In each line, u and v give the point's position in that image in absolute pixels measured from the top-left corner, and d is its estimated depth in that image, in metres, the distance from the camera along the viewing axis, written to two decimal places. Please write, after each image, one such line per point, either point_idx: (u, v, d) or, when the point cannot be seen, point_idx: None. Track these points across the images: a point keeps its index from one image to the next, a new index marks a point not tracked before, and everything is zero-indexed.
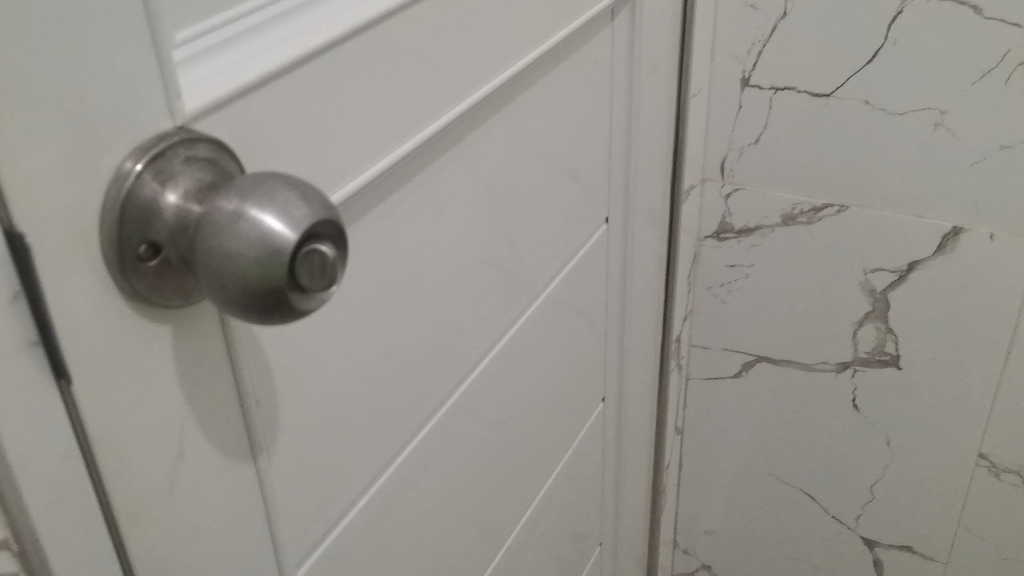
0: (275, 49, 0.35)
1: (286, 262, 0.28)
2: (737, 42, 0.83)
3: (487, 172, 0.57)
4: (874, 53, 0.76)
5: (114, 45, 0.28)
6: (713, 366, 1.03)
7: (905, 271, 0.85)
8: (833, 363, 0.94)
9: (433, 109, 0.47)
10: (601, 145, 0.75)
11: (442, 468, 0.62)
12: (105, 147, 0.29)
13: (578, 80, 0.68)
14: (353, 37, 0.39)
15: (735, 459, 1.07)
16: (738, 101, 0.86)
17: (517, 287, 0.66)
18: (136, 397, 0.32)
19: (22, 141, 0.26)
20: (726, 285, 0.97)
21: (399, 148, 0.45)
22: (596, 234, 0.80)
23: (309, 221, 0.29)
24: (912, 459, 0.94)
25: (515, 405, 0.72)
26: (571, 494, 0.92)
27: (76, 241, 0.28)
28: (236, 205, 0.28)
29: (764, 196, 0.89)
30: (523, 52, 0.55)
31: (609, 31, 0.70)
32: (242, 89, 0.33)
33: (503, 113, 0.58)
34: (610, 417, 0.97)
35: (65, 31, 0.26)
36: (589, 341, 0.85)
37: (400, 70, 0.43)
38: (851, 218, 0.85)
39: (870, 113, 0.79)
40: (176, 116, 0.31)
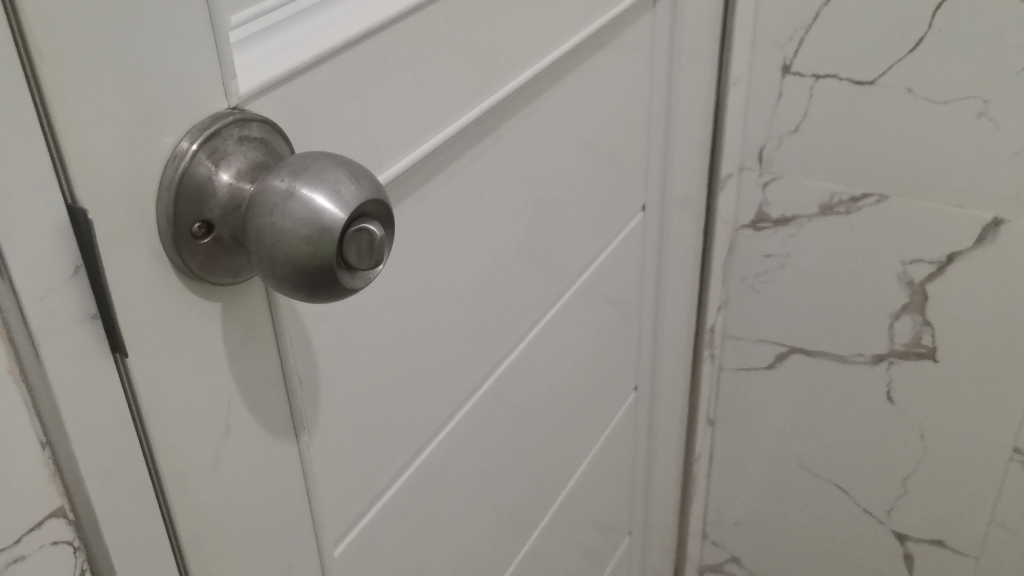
0: (325, 31, 0.35)
1: (335, 240, 0.28)
2: (779, 29, 0.82)
3: (526, 158, 0.58)
4: (918, 41, 0.75)
5: (172, 20, 0.28)
6: (745, 356, 1.03)
7: (944, 263, 0.84)
8: (868, 355, 0.93)
9: (477, 93, 0.47)
10: (639, 132, 0.75)
11: (476, 451, 0.63)
12: (163, 125, 0.29)
13: (618, 67, 0.67)
14: (401, 20, 0.39)
15: (766, 451, 1.07)
16: (778, 89, 0.85)
17: (553, 273, 0.66)
18: (187, 372, 0.32)
19: (85, 113, 0.26)
20: (762, 274, 0.96)
21: (443, 131, 0.45)
22: (632, 222, 0.80)
23: (359, 201, 0.29)
24: (946, 453, 0.93)
25: (548, 393, 0.72)
26: (601, 480, 0.92)
27: (135, 218, 0.29)
28: (288, 184, 0.29)
29: (802, 185, 0.88)
30: (565, 38, 0.55)
31: (651, 17, 0.70)
32: (294, 72, 0.33)
33: (544, 98, 0.58)
34: (642, 406, 0.97)
35: (127, 6, 0.27)
36: (622, 330, 0.85)
37: (445, 52, 0.43)
38: (890, 208, 0.84)
39: (912, 102, 0.78)
40: (230, 97, 0.31)
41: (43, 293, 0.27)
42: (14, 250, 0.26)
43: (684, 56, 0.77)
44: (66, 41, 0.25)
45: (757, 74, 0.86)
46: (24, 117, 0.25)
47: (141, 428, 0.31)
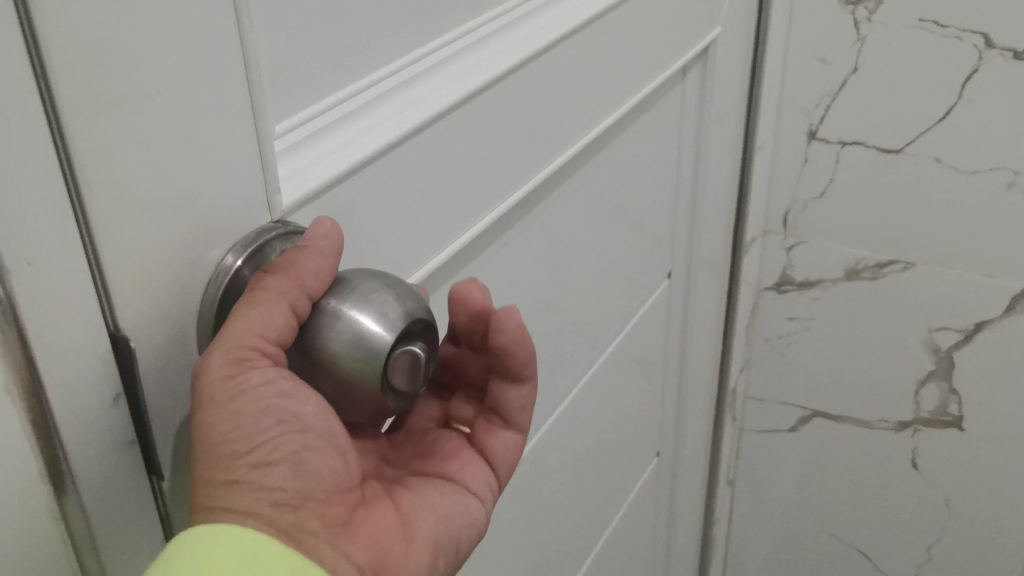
0: (367, 136, 0.35)
1: (382, 364, 0.28)
2: (806, 95, 0.81)
3: (555, 236, 0.57)
4: (947, 111, 0.75)
5: (222, 142, 0.28)
6: (767, 419, 1.01)
7: (971, 332, 0.83)
8: (893, 422, 0.92)
9: (510, 181, 0.46)
10: (665, 199, 0.74)
11: (499, 530, 0.62)
12: (210, 244, 0.29)
13: (646, 139, 0.67)
14: (439, 119, 0.38)
15: (787, 514, 1.05)
16: (803, 155, 0.84)
17: (579, 348, 0.66)
18: None
19: (134, 241, 0.26)
20: (785, 337, 0.95)
21: (475, 225, 0.44)
22: (657, 290, 0.79)
23: (405, 323, 0.28)
24: (972, 522, 0.92)
25: (573, 466, 0.71)
26: (624, 547, 0.91)
27: (174, 336, 0.29)
28: (337, 306, 0.29)
29: (828, 251, 0.88)
30: (596, 119, 0.54)
31: (680, 88, 0.70)
32: (334, 180, 0.33)
33: (574, 177, 0.57)
34: (663, 470, 0.96)
35: (179, 132, 0.27)
36: (646, 396, 0.84)
37: (480, 146, 0.42)
38: (917, 276, 0.83)
39: (940, 171, 0.78)
40: (275, 211, 0.31)
41: (84, 418, 0.27)
42: (55, 374, 0.26)
43: (711, 123, 0.76)
44: (115, 173, 0.25)
45: (783, 140, 0.85)
46: (65, 244, 0.25)
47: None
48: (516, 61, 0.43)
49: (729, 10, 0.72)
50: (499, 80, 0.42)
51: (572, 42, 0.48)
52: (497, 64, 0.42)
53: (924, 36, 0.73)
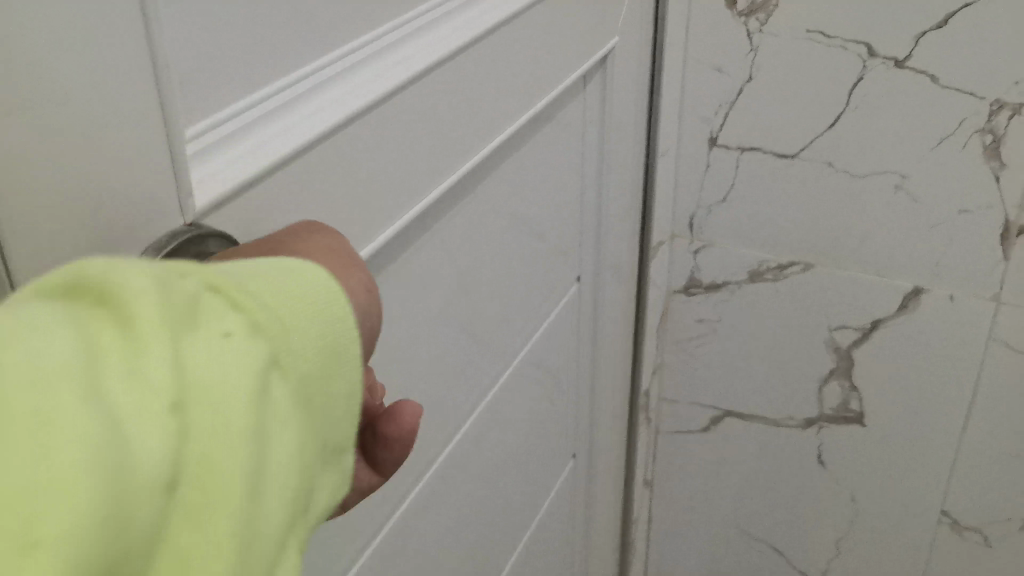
0: (280, 138, 0.36)
1: None
2: (705, 103, 0.84)
3: (464, 243, 0.58)
4: (836, 117, 0.78)
5: (131, 142, 0.29)
6: (679, 419, 1.04)
7: (869, 329, 0.86)
8: (799, 419, 0.95)
9: (420, 191, 0.48)
10: (571, 205, 0.76)
11: (417, 536, 0.63)
12: (114, 245, 0.30)
13: (550, 145, 0.68)
14: (348, 124, 0.40)
15: (703, 513, 1.08)
16: (705, 161, 0.87)
17: (492, 353, 0.67)
18: None
19: (31, 239, 0.28)
20: (694, 339, 0.97)
21: (389, 228, 0.46)
22: (566, 294, 0.81)
23: None
24: (877, 513, 0.95)
25: (490, 469, 0.72)
26: (543, 551, 0.92)
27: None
28: None
29: (732, 253, 0.90)
30: (502, 127, 0.56)
31: (582, 96, 0.72)
32: (249, 181, 0.34)
33: (481, 185, 0.59)
34: (580, 474, 0.98)
35: (81, 129, 0.28)
36: (560, 400, 0.86)
37: (385, 153, 0.43)
38: (816, 276, 0.87)
39: (833, 175, 0.81)
40: (187, 213, 0.32)
41: None
42: None
43: (613, 130, 0.78)
44: (17, 166, 0.26)
45: (684, 147, 0.88)
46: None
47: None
48: (421, 70, 0.44)
49: (626, 20, 0.74)
50: (406, 86, 0.44)
51: (475, 52, 0.50)
52: (405, 69, 0.43)
53: (814, 46, 0.76)
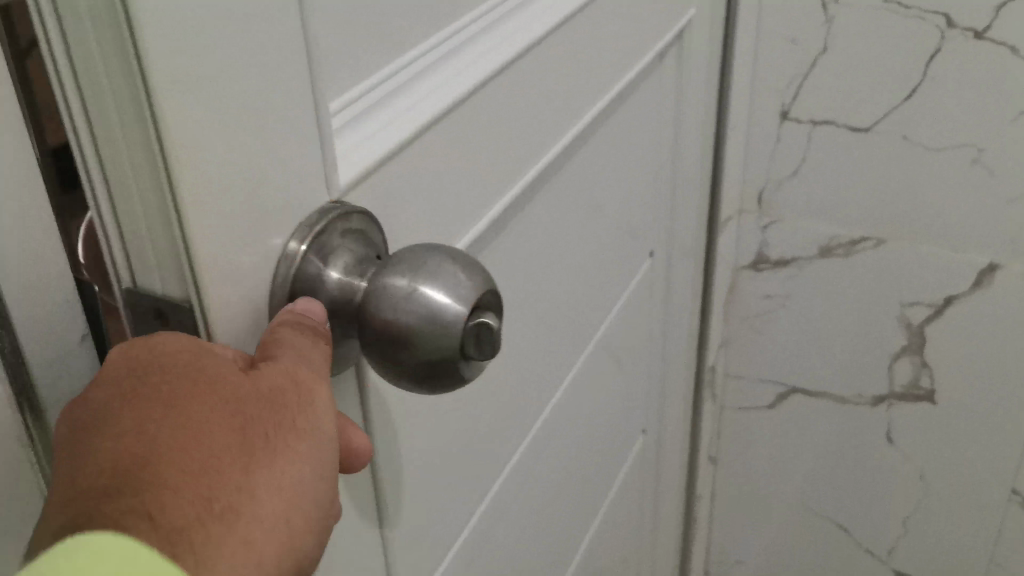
0: (410, 113, 0.37)
1: (454, 334, 0.30)
2: (778, 77, 0.83)
3: (563, 214, 0.58)
4: (913, 89, 0.77)
5: (288, 122, 0.30)
6: (745, 396, 1.03)
7: (941, 306, 0.85)
8: (867, 397, 0.94)
9: (522, 167, 0.49)
10: (651, 179, 0.76)
11: (519, 505, 0.63)
12: (277, 226, 0.31)
13: (633, 119, 0.68)
14: (467, 99, 0.41)
15: (769, 490, 1.07)
16: (777, 135, 0.86)
17: (580, 327, 0.67)
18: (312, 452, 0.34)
19: (213, 222, 0.28)
20: (761, 315, 0.97)
21: (495, 206, 0.47)
22: (642, 268, 0.80)
23: (474, 291, 0.31)
24: (945, 493, 0.94)
25: (576, 441, 0.73)
26: (618, 526, 0.92)
27: (249, 313, 0.31)
28: (409, 282, 0.31)
29: (802, 229, 0.89)
30: (589, 103, 0.57)
31: (660, 71, 0.71)
32: (383, 157, 0.36)
33: (578, 157, 0.59)
34: (650, 450, 0.98)
35: (249, 107, 0.28)
36: (634, 375, 0.86)
37: (493, 131, 0.44)
38: (887, 252, 0.85)
39: (907, 148, 0.80)
40: (333, 190, 0.33)
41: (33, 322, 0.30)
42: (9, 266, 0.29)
43: (686, 103, 0.78)
44: (200, 148, 0.27)
45: (754, 121, 0.87)
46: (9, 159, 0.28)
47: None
48: (524, 46, 0.45)
49: None
50: (514, 64, 0.45)
51: (567, 30, 0.50)
52: (514, 46, 0.44)
53: (890, 16, 0.75)
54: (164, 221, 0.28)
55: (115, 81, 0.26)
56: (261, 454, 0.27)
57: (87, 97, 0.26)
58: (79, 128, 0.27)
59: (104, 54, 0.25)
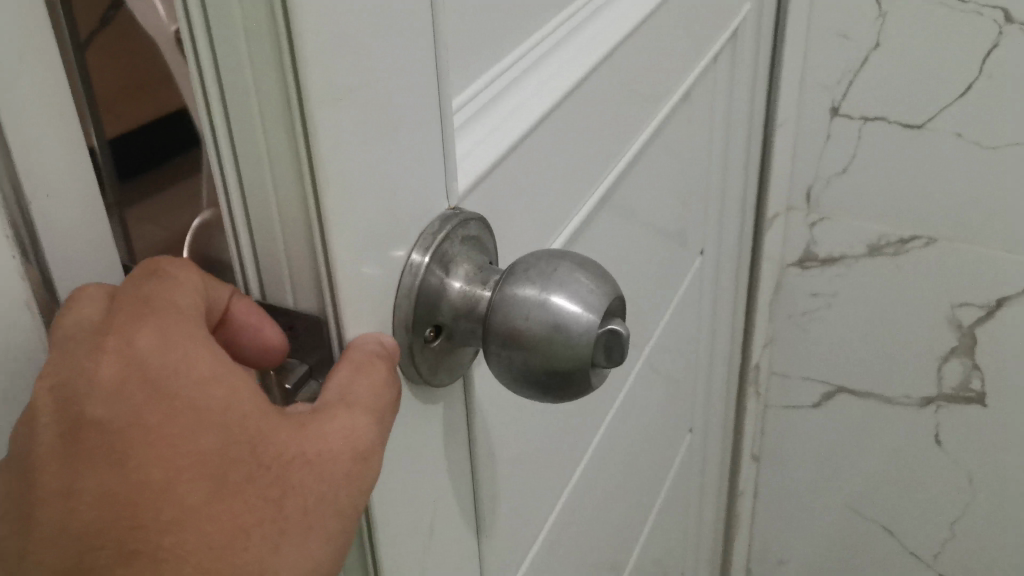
0: (515, 117, 0.37)
1: (585, 343, 0.30)
2: (829, 72, 0.82)
3: (631, 217, 0.58)
4: (967, 86, 0.75)
5: (419, 131, 0.30)
6: (792, 394, 1.02)
7: (993, 307, 0.83)
8: (916, 398, 0.92)
9: (598, 172, 0.48)
10: (705, 179, 0.75)
11: (586, 509, 0.62)
12: (404, 238, 0.30)
13: (691, 119, 0.68)
14: (560, 102, 0.40)
15: (815, 491, 1.06)
16: (826, 131, 0.85)
17: (642, 328, 0.66)
18: (408, 453, 0.34)
19: (354, 234, 0.28)
20: (808, 314, 0.96)
21: (579, 213, 0.46)
22: (694, 266, 0.79)
23: (603, 298, 0.30)
24: (996, 497, 0.92)
25: (633, 445, 0.72)
26: (666, 524, 0.91)
27: (380, 324, 0.30)
28: (539, 290, 0.30)
29: (852, 227, 0.88)
30: (653, 109, 0.56)
31: (715, 70, 0.71)
32: (494, 162, 0.35)
33: (644, 161, 0.58)
34: (696, 448, 0.97)
35: (387, 118, 0.28)
36: (685, 374, 0.85)
37: (576, 137, 0.44)
38: (938, 251, 0.84)
39: (962, 146, 0.78)
40: (451, 197, 0.33)
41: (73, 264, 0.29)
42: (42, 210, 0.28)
43: (736, 100, 0.77)
44: (345, 161, 0.26)
45: (805, 117, 0.86)
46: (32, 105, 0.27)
47: (367, 529, 0.32)
48: (603, 53, 0.44)
49: None
50: (596, 69, 0.44)
51: (636, 37, 0.50)
52: (596, 50, 0.44)
53: (944, 10, 0.73)
54: (303, 234, 0.27)
55: (264, 91, 0.25)
56: (267, 496, 0.27)
57: (232, 107, 0.26)
58: (221, 138, 0.27)
59: (253, 64, 0.25)
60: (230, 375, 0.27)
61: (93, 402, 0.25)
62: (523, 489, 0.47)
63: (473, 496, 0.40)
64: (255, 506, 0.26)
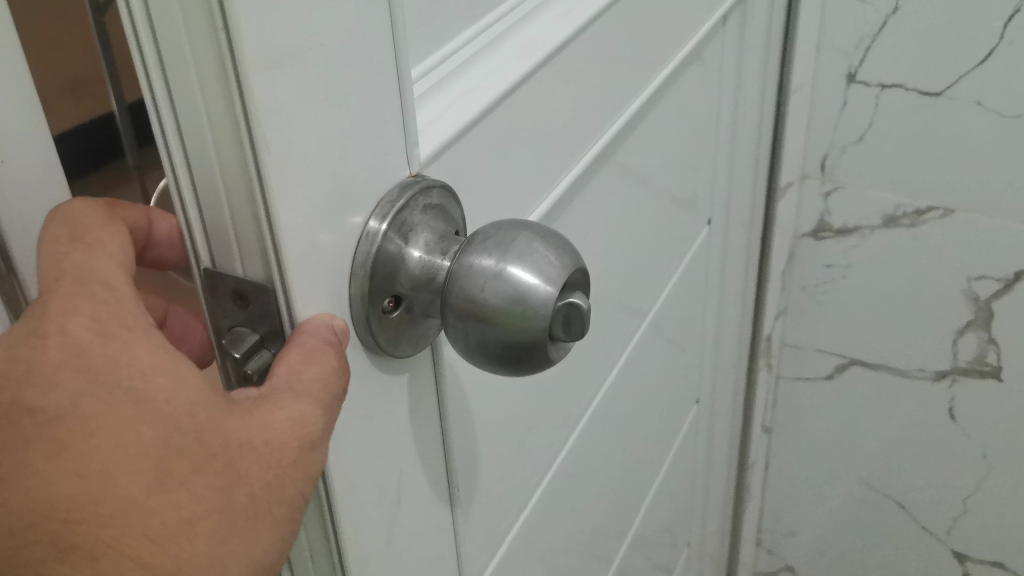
0: (487, 81, 0.36)
1: (542, 316, 0.29)
2: (845, 36, 0.80)
3: (631, 186, 0.57)
4: (989, 53, 0.73)
5: (372, 95, 0.29)
6: (804, 365, 1.01)
7: (1011, 280, 0.81)
8: (930, 372, 0.91)
9: (589, 138, 0.47)
10: (713, 146, 0.73)
11: (583, 481, 0.62)
12: (359, 207, 0.30)
13: (699, 82, 0.66)
14: (543, 65, 0.39)
15: (826, 461, 1.05)
16: (842, 98, 0.83)
17: (644, 297, 0.65)
18: (372, 422, 0.33)
19: (300, 203, 0.27)
20: (821, 285, 0.94)
21: (567, 179, 0.45)
22: (701, 235, 0.77)
23: (564, 270, 0.29)
24: (1011, 474, 0.90)
25: (635, 415, 0.71)
26: (671, 495, 0.91)
27: (335, 298, 0.30)
28: (496, 261, 0.29)
29: (867, 197, 0.86)
30: (654, 73, 0.55)
31: (724, 34, 0.69)
32: (464, 129, 0.34)
33: (645, 127, 0.57)
34: (703, 419, 0.96)
35: (336, 82, 0.27)
36: (691, 344, 0.84)
37: (564, 102, 0.42)
38: (955, 223, 0.82)
39: (981, 114, 0.76)
40: (413, 163, 0.32)
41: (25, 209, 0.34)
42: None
43: (746, 65, 0.75)
44: (290, 133, 0.26)
45: (820, 83, 0.83)
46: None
47: (326, 500, 0.32)
48: (593, 15, 0.43)
49: None
50: (585, 31, 0.43)
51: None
52: (586, 10, 0.43)
53: None
54: (248, 205, 0.27)
55: (203, 62, 0.25)
56: (214, 485, 0.27)
57: (171, 78, 0.25)
58: (163, 113, 0.26)
59: (189, 33, 0.24)
60: (172, 363, 0.28)
61: (32, 390, 0.26)
62: (509, 463, 0.47)
63: (449, 471, 0.40)
64: (200, 496, 0.27)
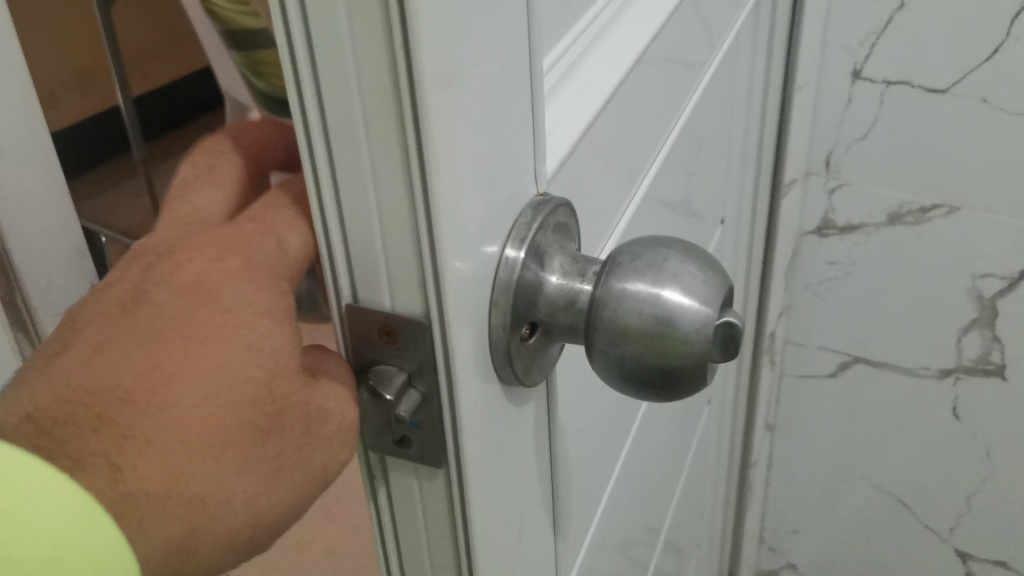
0: (586, 94, 0.36)
1: (707, 337, 0.31)
2: (850, 32, 0.79)
3: (675, 197, 0.56)
4: (996, 49, 0.73)
5: (503, 85, 0.29)
6: (807, 362, 1.00)
7: (1016, 279, 0.81)
8: (933, 370, 0.90)
9: (649, 147, 0.46)
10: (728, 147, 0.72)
11: (641, 485, 0.60)
12: (497, 212, 0.29)
13: (722, 82, 0.65)
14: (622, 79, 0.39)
15: (828, 458, 1.05)
16: (848, 95, 0.83)
17: None
18: (503, 431, 0.33)
19: (455, 193, 0.26)
20: (825, 282, 0.94)
21: (631, 199, 0.45)
22: (718, 236, 0.76)
23: (714, 289, 0.32)
24: (1014, 473, 0.90)
25: (670, 421, 0.70)
26: (689, 500, 0.90)
27: (482, 322, 0.30)
28: (653, 286, 0.31)
29: (872, 194, 0.86)
30: (692, 80, 0.54)
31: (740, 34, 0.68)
32: (574, 144, 0.34)
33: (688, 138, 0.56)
34: (714, 420, 0.95)
35: (482, 68, 0.27)
36: None
37: (631, 120, 0.42)
38: (958, 221, 0.82)
39: (986, 111, 0.76)
40: (541, 181, 0.32)
41: None
42: None
43: (756, 62, 0.74)
44: (450, 119, 0.25)
45: (825, 80, 0.83)
46: None
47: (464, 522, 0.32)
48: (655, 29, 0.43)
49: None
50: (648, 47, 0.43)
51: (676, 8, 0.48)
52: (649, 23, 0.43)
53: None
54: (403, 197, 0.26)
55: (365, 48, 0.24)
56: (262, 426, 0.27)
57: (322, 67, 0.25)
58: (309, 105, 0.25)
59: (354, 38, 0.24)
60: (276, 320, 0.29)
61: (155, 284, 0.28)
62: None
63: None
64: (243, 431, 0.27)
